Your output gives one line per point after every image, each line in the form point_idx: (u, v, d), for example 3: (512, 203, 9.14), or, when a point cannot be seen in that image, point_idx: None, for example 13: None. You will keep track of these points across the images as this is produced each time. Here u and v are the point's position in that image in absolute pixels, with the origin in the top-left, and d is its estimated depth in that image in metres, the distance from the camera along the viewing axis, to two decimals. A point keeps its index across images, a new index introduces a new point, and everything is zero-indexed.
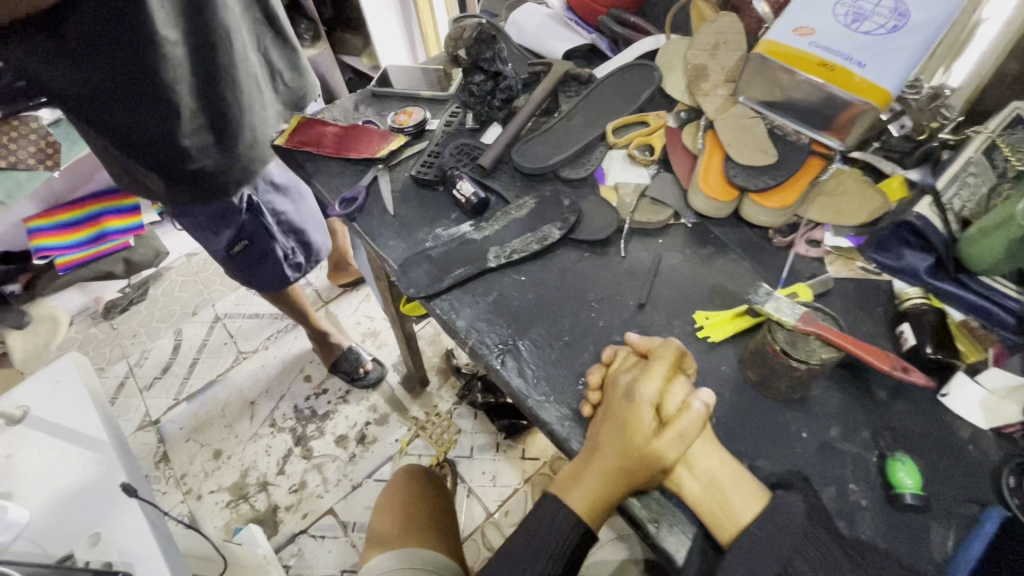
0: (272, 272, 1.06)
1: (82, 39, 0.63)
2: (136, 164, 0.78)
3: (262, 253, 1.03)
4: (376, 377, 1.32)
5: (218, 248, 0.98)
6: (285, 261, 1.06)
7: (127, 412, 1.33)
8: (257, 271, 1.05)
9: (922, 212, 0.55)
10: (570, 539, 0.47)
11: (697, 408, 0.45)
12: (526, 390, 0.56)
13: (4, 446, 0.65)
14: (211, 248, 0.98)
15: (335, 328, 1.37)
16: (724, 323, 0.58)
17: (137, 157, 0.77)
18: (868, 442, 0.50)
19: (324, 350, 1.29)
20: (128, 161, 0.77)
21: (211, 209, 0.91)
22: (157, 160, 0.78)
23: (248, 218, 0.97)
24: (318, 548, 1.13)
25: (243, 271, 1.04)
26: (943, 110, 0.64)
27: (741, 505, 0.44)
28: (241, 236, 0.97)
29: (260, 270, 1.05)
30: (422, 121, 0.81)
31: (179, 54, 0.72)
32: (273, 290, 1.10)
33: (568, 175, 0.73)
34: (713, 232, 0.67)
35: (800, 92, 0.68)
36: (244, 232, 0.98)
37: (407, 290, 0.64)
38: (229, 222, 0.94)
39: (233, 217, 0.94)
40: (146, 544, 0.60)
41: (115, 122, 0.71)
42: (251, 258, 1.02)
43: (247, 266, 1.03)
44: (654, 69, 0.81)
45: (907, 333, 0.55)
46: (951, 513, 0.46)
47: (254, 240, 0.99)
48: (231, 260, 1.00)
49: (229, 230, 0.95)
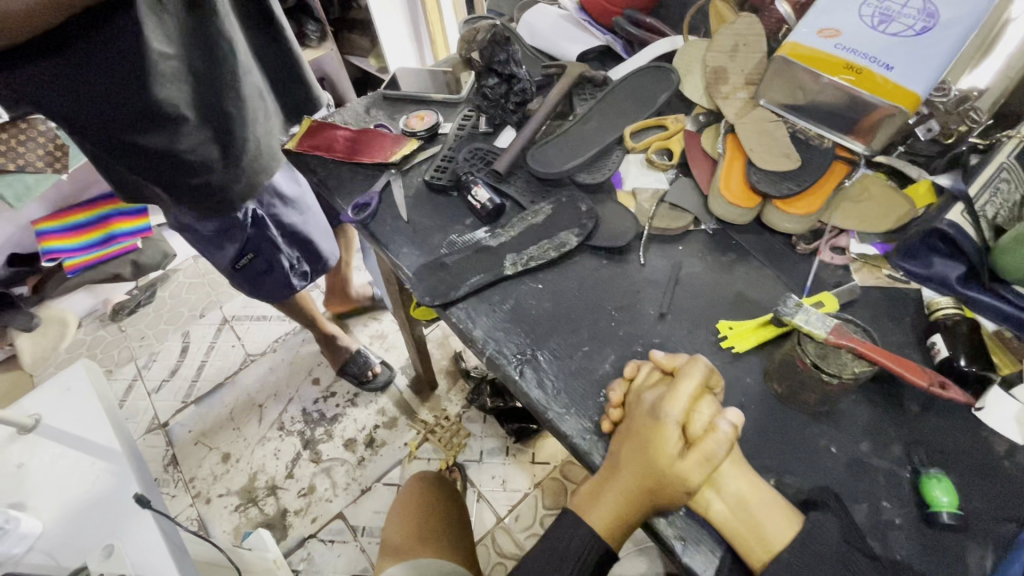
0: (277, 283, 1.05)
1: (80, 56, 0.63)
2: (144, 180, 0.78)
3: (268, 266, 1.02)
4: (384, 381, 1.32)
5: (224, 261, 0.98)
6: (290, 270, 1.05)
7: (136, 414, 1.32)
8: (262, 284, 1.05)
9: (955, 219, 0.53)
10: (590, 558, 0.46)
11: (724, 430, 0.44)
12: (546, 401, 0.55)
13: (16, 455, 0.64)
14: (217, 262, 0.97)
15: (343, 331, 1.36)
16: (748, 333, 0.57)
17: (144, 173, 0.76)
18: (900, 457, 0.49)
19: (332, 352, 1.27)
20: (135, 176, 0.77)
21: (214, 225, 0.90)
22: (162, 176, 0.78)
23: (253, 232, 0.96)
24: (328, 552, 1.12)
25: (248, 285, 1.04)
26: (973, 114, 0.62)
27: (772, 530, 0.43)
28: (247, 249, 0.97)
29: (265, 283, 1.05)
30: (435, 124, 0.80)
31: (177, 68, 0.71)
32: (278, 299, 1.09)
33: (584, 180, 0.71)
34: (735, 239, 0.66)
35: (825, 94, 0.66)
36: (250, 246, 0.97)
37: (422, 298, 0.62)
38: (233, 233, 0.94)
39: (238, 232, 0.93)
40: (159, 555, 0.59)
41: (117, 138, 0.70)
42: (257, 271, 1.02)
43: (253, 279, 1.03)
44: (671, 71, 0.79)
45: (939, 344, 0.53)
46: (988, 532, 0.45)
47: (259, 254, 0.99)
48: (237, 273, 1.00)
49: (234, 244, 0.95)
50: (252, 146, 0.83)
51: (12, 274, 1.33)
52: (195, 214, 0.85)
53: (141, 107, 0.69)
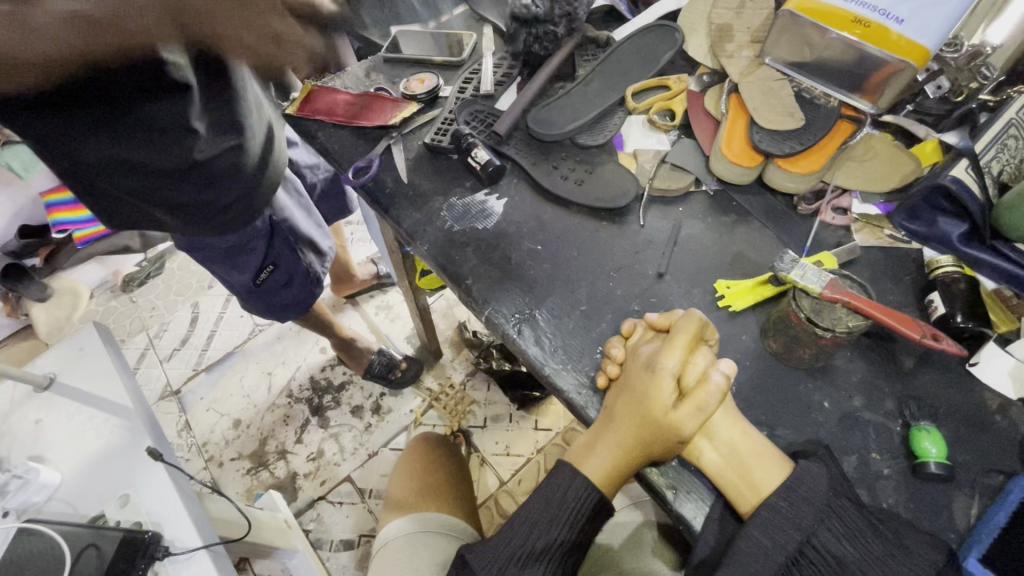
0: (297, 294, 0.95)
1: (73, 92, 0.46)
2: (144, 205, 0.62)
3: (287, 277, 0.92)
4: (412, 376, 1.27)
5: (241, 281, 0.87)
6: (309, 278, 0.96)
7: (149, 381, 1.36)
8: (279, 298, 0.94)
9: (959, 175, 0.53)
10: (586, 507, 0.48)
11: (717, 380, 0.45)
12: (543, 358, 0.56)
13: (35, 411, 0.66)
14: (234, 281, 0.86)
15: (359, 334, 1.32)
16: (746, 291, 0.57)
17: (153, 197, 0.61)
18: (892, 411, 0.50)
19: (352, 358, 1.24)
20: (141, 205, 0.62)
21: (232, 239, 0.79)
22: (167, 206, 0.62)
23: (274, 242, 0.86)
24: (336, 513, 1.16)
25: (263, 302, 0.92)
26: (985, 70, 0.59)
27: (764, 476, 0.44)
28: (267, 261, 0.86)
29: (283, 297, 0.94)
30: (435, 87, 0.79)
31: None
32: (292, 314, 0.99)
33: (585, 142, 0.70)
34: (736, 200, 0.66)
35: (831, 50, 0.64)
36: (271, 256, 0.87)
37: (423, 247, 0.66)
38: (246, 251, 0.83)
39: (258, 243, 0.83)
40: (173, 507, 0.60)
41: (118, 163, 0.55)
42: (273, 286, 0.91)
43: (268, 296, 0.92)
44: (676, 29, 0.77)
45: (937, 301, 0.54)
46: (976, 482, 0.46)
47: (281, 264, 0.89)
48: (257, 290, 0.89)
49: (257, 258, 0.84)
50: (264, 138, 0.66)
51: (21, 247, 1.32)
52: (201, 232, 0.69)
53: (144, 122, 0.51)
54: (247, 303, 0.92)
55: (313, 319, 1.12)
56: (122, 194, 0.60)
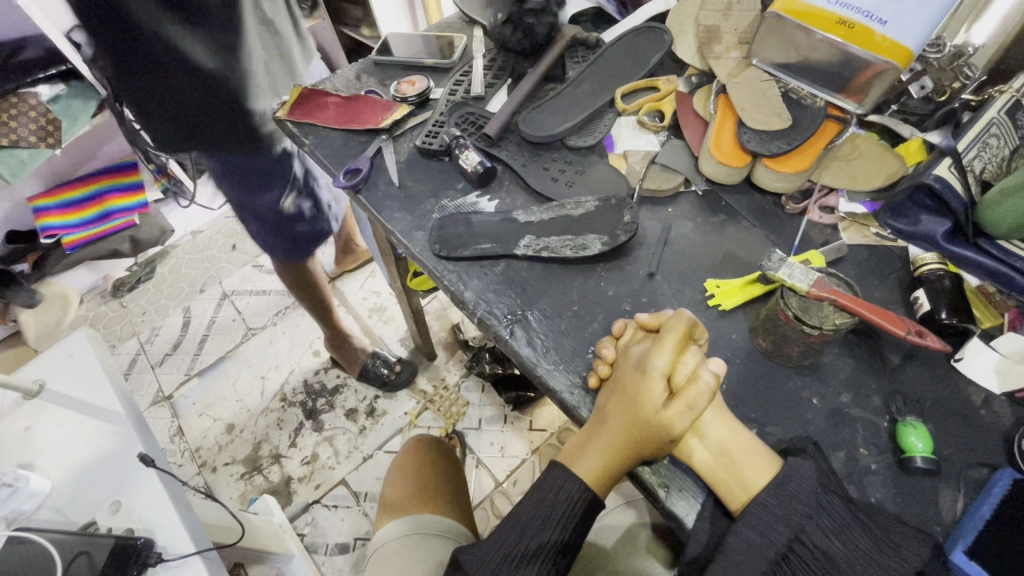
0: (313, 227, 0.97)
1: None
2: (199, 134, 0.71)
3: (306, 210, 0.94)
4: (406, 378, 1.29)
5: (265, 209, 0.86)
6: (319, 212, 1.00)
7: (141, 387, 1.35)
8: (296, 234, 0.94)
9: (942, 174, 0.53)
10: (579, 506, 0.48)
11: (707, 379, 0.45)
12: (536, 358, 0.56)
13: (23, 418, 0.65)
14: (258, 208, 0.85)
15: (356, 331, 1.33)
16: (735, 291, 0.58)
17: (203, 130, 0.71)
18: (879, 407, 0.51)
19: (346, 355, 1.25)
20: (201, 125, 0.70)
21: (262, 155, 0.80)
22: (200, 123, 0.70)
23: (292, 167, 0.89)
24: (331, 517, 1.16)
25: (285, 237, 0.92)
26: (966, 70, 0.61)
27: (753, 474, 0.44)
28: (287, 188, 0.87)
29: (300, 231, 0.94)
30: (426, 90, 0.79)
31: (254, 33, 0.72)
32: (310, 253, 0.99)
33: (575, 144, 0.71)
34: (724, 200, 0.66)
35: (818, 51, 0.65)
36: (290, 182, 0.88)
37: (414, 249, 0.66)
38: (272, 171, 0.83)
39: (279, 167, 0.84)
40: (165, 512, 0.60)
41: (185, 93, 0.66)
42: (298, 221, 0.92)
43: (290, 229, 0.92)
44: (665, 31, 0.78)
45: (922, 298, 0.54)
46: (961, 476, 0.46)
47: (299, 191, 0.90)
48: (278, 219, 0.89)
49: (280, 179, 0.85)
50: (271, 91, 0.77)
51: (10, 252, 1.34)
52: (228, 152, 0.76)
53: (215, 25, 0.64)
54: (267, 237, 0.91)
55: (312, 299, 1.11)
56: (175, 91, 0.65)
